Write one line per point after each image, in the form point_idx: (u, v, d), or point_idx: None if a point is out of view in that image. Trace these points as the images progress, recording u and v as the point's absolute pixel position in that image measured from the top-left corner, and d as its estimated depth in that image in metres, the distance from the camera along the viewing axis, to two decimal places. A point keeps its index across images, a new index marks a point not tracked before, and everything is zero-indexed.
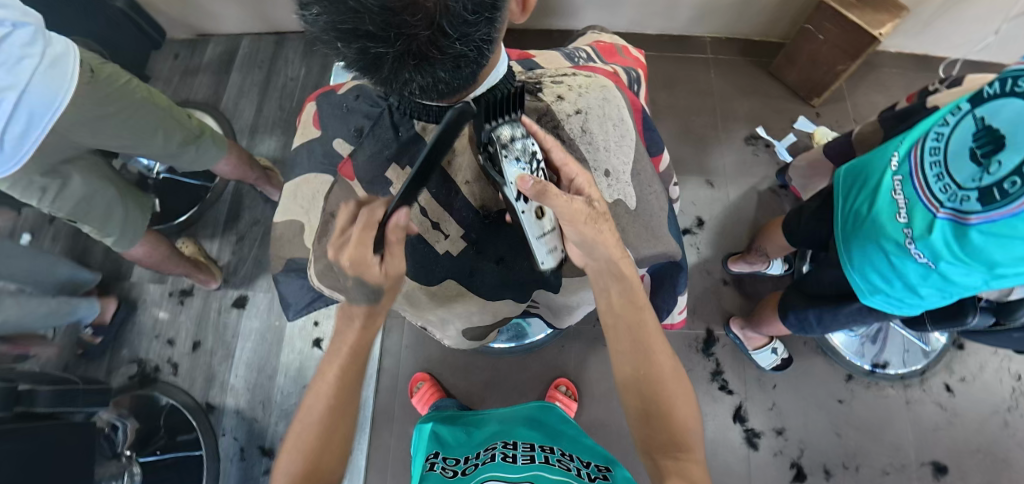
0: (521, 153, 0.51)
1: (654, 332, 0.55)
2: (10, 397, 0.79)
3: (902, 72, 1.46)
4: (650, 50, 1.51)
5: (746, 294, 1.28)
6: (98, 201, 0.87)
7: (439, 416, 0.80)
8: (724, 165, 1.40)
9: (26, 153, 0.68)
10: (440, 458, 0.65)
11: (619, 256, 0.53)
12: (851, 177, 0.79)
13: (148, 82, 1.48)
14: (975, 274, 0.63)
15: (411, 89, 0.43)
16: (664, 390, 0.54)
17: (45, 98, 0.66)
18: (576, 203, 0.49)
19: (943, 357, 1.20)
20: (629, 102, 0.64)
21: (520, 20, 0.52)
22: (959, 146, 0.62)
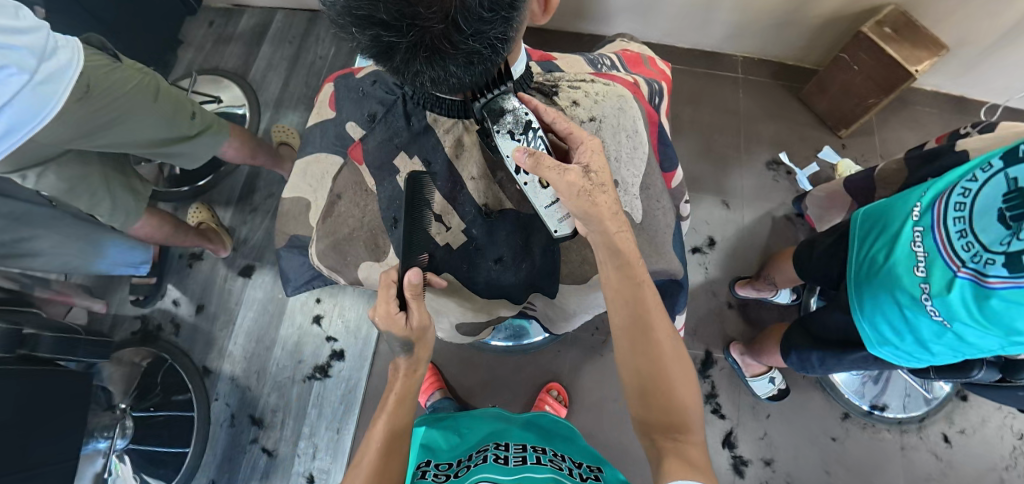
0: (514, 124, 0.51)
1: (657, 309, 0.55)
2: (15, 339, 0.81)
3: (937, 112, 1.42)
4: (679, 64, 1.49)
5: (750, 320, 1.26)
6: (84, 188, 0.87)
7: (428, 418, 0.77)
8: (742, 187, 1.38)
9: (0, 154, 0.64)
10: (430, 461, 0.63)
11: (615, 231, 0.53)
12: (868, 219, 0.76)
13: (180, 47, 1.51)
14: (993, 336, 0.62)
15: (420, 81, 0.43)
16: (663, 370, 0.54)
17: (28, 111, 0.63)
18: (571, 174, 0.50)
19: (945, 407, 1.17)
20: (645, 115, 0.63)
21: (541, 20, 0.52)
22: (985, 205, 0.60)
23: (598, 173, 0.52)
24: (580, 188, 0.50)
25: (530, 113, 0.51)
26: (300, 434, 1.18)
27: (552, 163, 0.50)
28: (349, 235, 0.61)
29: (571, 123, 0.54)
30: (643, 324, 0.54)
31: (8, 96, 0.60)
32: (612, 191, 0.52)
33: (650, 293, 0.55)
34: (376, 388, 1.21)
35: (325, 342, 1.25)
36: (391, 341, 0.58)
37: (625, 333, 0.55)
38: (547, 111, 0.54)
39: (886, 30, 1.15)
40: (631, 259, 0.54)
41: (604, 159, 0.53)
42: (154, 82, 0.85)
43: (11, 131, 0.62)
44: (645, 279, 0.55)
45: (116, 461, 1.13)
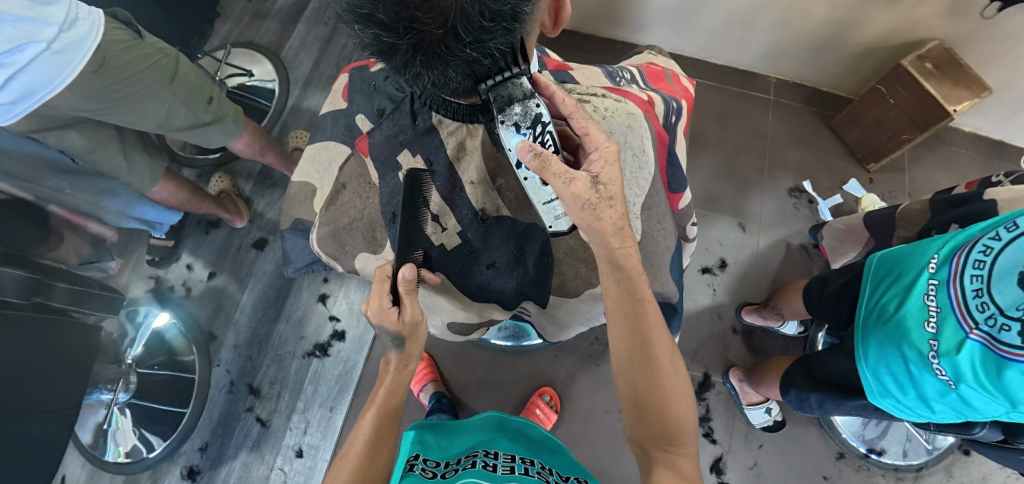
0: (521, 117, 0.49)
1: (660, 326, 0.55)
2: (30, 285, 0.85)
3: (974, 154, 1.36)
4: (710, 80, 1.46)
5: (753, 348, 1.24)
6: (103, 155, 0.92)
7: (420, 422, 0.76)
8: (761, 211, 1.35)
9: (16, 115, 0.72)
10: (418, 456, 0.63)
11: (618, 246, 0.52)
12: (883, 266, 0.74)
13: (219, 18, 1.54)
14: (998, 404, 0.60)
15: (424, 83, 0.44)
16: (660, 385, 0.53)
17: (43, 79, 0.68)
18: (579, 183, 0.49)
19: (946, 458, 1.13)
20: (654, 133, 0.62)
21: (550, 31, 0.52)
22: (1006, 268, 0.57)
23: (607, 184, 0.51)
24: (586, 200, 0.50)
25: (542, 105, 0.49)
26: (294, 409, 1.21)
27: (561, 168, 0.49)
28: (352, 224, 0.62)
29: (586, 122, 0.52)
30: (643, 340, 0.54)
31: (21, 64, 0.65)
32: (619, 205, 0.52)
33: (653, 308, 0.55)
34: (372, 372, 1.23)
35: (328, 322, 1.27)
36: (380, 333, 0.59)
37: (624, 348, 0.55)
38: (564, 101, 0.52)
39: (928, 65, 1.12)
40: (634, 277, 0.54)
41: (616, 172, 0.52)
42: (174, 63, 0.87)
43: (26, 95, 0.69)
44: (648, 297, 0.54)
45: (118, 413, 1.18)
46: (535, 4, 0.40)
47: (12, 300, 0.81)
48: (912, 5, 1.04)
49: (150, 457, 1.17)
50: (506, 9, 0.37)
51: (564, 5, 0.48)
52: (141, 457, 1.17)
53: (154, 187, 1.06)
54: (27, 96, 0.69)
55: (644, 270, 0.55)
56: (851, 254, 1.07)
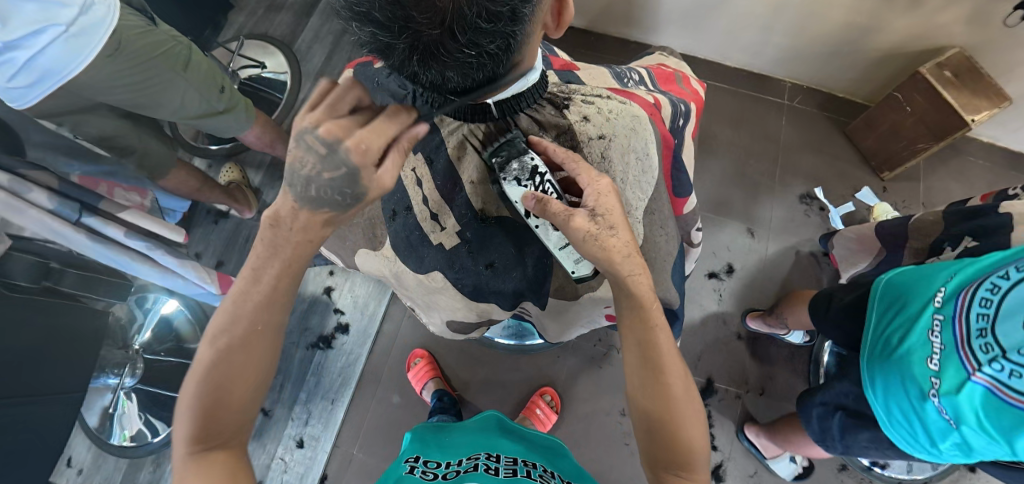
0: (520, 171, 0.52)
1: (674, 352, 0.52)
2: (41, 270, 0.85)
3: (990, 166, 1.33)
4: (724, 83, 1.44)
5: (758, 354, 1.22)
6: (120, 140, 0.94)
7: (423, 426, 0.78)
8: (771, 217, 1.34)
9: (35, 97, 0.73)
10: (418, 460, 0.64)
11: (625, 273, 0.51)
12: (889, 289, 0.72)
13: (234, 10, 1.55)
14: (998, 448, 0.58)
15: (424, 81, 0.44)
16: (674, 413, 0.50)
17: (60, 63, 0.70)
18: (578, 219, 0.49)
19: (951, 474, 1.11)
20: (660, 138, 0.61)
21: (554, 33, 0.52)
22: (1015, 305, 0.55)
23: (605, 216, 0.50)
24: (587, 233, 0.50)
25: (536, 158, 0.52)
26: (295, 400, 1.21)
27: (560, 209, 0.50)
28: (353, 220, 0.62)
29: (579, 163, 0.52)
30: (656, 367, 0.51)
31: (39, 46, 0.67)
32: (622, 233, 0.50)
33: (668, 336, 0.52)
34: (374, 366, 1.24)
35: (332, 314, 1.27)
36: (322, 175, 0.44)
37: (636, 373, 0.52)
38: (559, 150, 0.53)
39: (946, 73, 1.10)
40: (641, 293, 0.51)
41: (612, 201, 0.51)
42: (187, 49, 0.88)
43: (46, 78, 0.71)
44: (661, 325, 0.52)
45: (124, 398, 1.20)
46: (535, 5, 0.40)
47: (21, 284, 0.83)
48: (935, 10, 1.02)
49: (156, 441, 1.19)
50: (504, 10, 0.38)
51: (567, 7, 0.47)
52: (146, 441, 1.19)
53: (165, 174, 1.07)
54: (42, 82, 0.72)
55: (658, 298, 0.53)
56: (862, 264, 1.05)
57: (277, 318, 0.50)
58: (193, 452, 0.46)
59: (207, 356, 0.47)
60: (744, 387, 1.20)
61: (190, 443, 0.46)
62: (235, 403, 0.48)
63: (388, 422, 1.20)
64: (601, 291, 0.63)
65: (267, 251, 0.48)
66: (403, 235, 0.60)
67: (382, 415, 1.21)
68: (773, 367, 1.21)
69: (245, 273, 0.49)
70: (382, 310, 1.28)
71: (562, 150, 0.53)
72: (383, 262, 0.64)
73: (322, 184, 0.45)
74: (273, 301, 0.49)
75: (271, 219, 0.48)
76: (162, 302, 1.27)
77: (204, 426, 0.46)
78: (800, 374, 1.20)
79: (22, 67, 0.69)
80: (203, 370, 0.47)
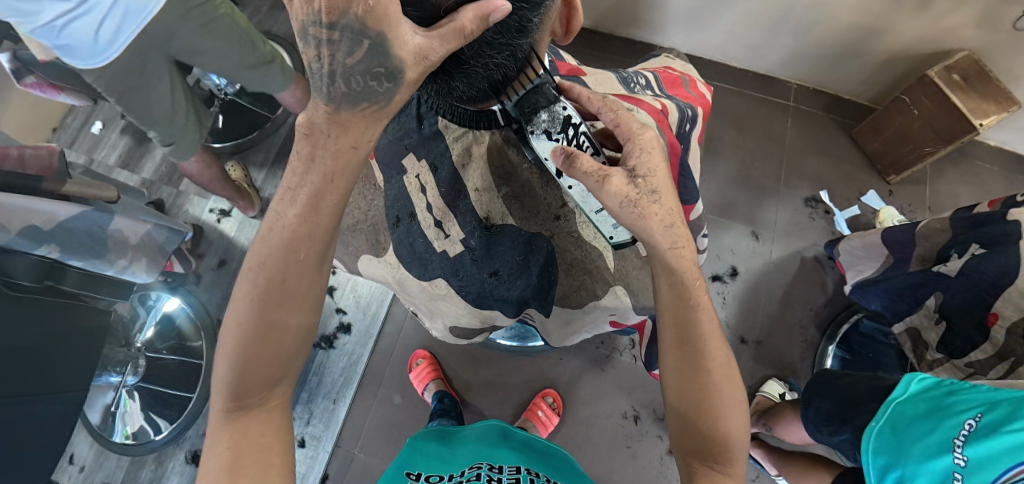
0: (550, 123, 0.48)
1: (717, 335, 0.51)
2: (43, 270, 0.86)
3: (999, 170, 1.32)
4: (730, 84, 1.43)
5: (762, 359, 1.22)
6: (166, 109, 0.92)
7: (423, 434, 0.77)
8: (776, 220, 1.33)
9: (118, 44, 0.75)
10: (420, 475, 0.63)
11: (668, 245, 0.50)
12: (883, 443, 0.64)
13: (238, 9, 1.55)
14: None
15: (438, 75, 0.45)
16: (709, 397, 0.49)
17: (140, 4, 0.72)
18: (615, 180, 0.47)
19: None
20: (667, 145, 0.60)
21: (563, 38, 0.51)
22: None
23: (647, 178, 0.49)
24: (625, 197, 0.47)
25: (568, 107, 0.47)
26: (297, 399, 1.21)
27: (593, 167, 0.46)
28: (356, 225, 0.63)
29: (617, 113, 0.51)
30: (694, 347, 0.50)
31: None
32: (664, 198, 0.49)
33: (710, 317, 0.51)
34: (376, 366, 1.24)
35: (334, 314, 1.27)
36: (345, 60, 0.38)
37: (670, 353, 0.52)
38: (593, 98, 0.52)
39: (954, 77, 1.09)
40: (686, 279, 0.51)
41: (655, 159, 0.49)
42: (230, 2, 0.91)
43: (125, 23, 0.73)
44: (704, 305, 0.52)
45: (126, 396, 1.21)
46: (543, 14, 0.40)
47: (24, 284, 0.83)
48: (943, 13, 1.01)
49: (156, 439, 1.18)
50: (511, 22, 0.38)
51: (577, 16, 0.47)
52: (148, 440, 1.19)
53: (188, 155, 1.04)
54: (123, 29, 0.73)
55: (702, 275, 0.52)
56: (869, 270, 1.03)
57: (310, 278, 0.47)
58: (231, 418, 0.47)
59: (234, 327, 0.47)
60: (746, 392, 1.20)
61: (226, 409, 0.47)
62: (276, 359, 0.47)
63: (390, 423, 1.20)
64: (608, 301, 0.60)
65: (289, 196, 0.45)
66: (407, 242, 0.60)
67: (384, 415, 1.21)
68: (776, 371, 1.21)
69: (260, 233, 0.46)
70: (384, 310, 1.28)
71: (598, 99, 0.52)
72: (386, 269, 0.63)
73: (351, 74, 0.39)
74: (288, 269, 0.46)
75: (305, 127, 0.43)
76: (164, 300, 1.27)
77: (236, 394, 0.46)
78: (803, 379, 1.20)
79: (107, 14, 0.70)
80: (230, 339, 0.47)
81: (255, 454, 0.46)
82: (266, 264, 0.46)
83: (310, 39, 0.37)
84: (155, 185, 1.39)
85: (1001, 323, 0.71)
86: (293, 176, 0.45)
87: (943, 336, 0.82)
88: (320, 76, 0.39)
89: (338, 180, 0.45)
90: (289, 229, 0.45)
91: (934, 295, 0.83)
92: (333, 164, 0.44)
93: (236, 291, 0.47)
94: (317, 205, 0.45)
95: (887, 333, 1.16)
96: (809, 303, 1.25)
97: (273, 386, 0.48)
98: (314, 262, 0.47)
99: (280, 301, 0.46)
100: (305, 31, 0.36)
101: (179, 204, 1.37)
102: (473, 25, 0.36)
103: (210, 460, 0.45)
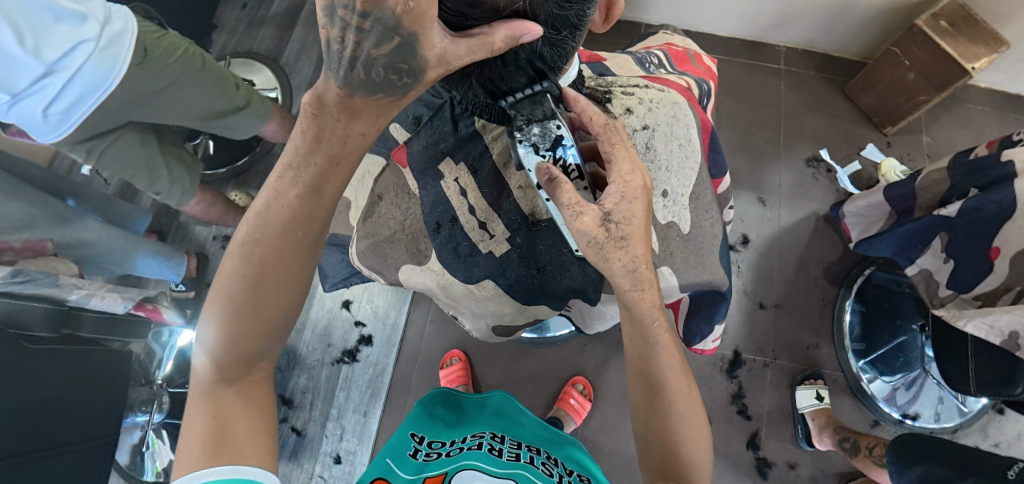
0: (539, 138, 0.48)
1: (681, 375, 0.52)
2: (60, 319, 0.89)
3: (990, 110, 1.34)
4: (720, 54, 1.43)
5: (784, 322, 1.23)
6: (139, 167, 0.90)
7: (439, 391, 0.82)
8: (780, 183, 1.34)
9: (74, 124, 0.74)
10: (423, 438, 0.67)
11: (628, 288, 0.49)
12: None
13: (215, 31, 1.51)
14: None
15: (488, 77, 0.44)
16: (669, 427, 0.52)
17: (97, 78, 0.70)
18: (586, 219, 0.47)
19: (980, 418, 1.13)
20: (699, 122, 0.60)
21: (599, 29, 0.50)
22: None
23: (620, 223, 0.48)
24: (593, 237, 0.48)
25: (561, 128, 0.47)
26: (327, 416, 1.21)
27: (571, 199, 0.47)
28: (393, 235, 0.60)
29: (614, 146, 0.48)
30: (656, 383, 0.52)
31: (74, 67, 0.67)
32: (633, 246, 0.48)
33: (670, 352, 0.52)
34: (404, 373, 1.24)
35: (354, 327, 1.26)
36: (370, 50, 0.35)
37: (637, 384, 0.53)
38: (597, 120, 0.48)
39: (942, 24, 1.09)
40: (648, 321, 0.51)
41: (633, 209, 0.48)
42: (199, 56, 0.87)
43: (84, 99, 0.71)
44: (663, 342, 0.51)
45: (154, 437, 1.19)
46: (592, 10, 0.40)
47: (41, 335, 0.85)
48: None
49: None
50: (567, 14, 0.38)
51: (617, 3, 0.46)
52: None
53: (187, 199, 1.03)
54: (81, 104, 0.72)
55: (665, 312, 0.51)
56: (874, 229, 1.05)
57: (303, 263, 0.47)
58: (211, 393, 0.45)
59: (224, 301, 0.45)
60: (771, 355, 1.21)
61: (210, 382, 0.45)
62: (265, 339, 0.47)
63: None
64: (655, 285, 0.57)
65: (290, 176, 0.44)
66: (450, 247, 0.59)
67: None
68: (800, 332, 1.22)
69: (257, 209, 0.45)
70: (404, 318, 1.28)
71: (601, 123, 0.48)
72: (429, 277, 0.61)
73: (373, 64, 0.36)
74: (298, 249, 0.46)
75: (313, 105, 0.41)
76: (177, 335, 1.26)
77: (220, 368, 0.45)
78: (825, 336, 1.22)
79: (62, 92, 0.69)
80: (216, 313, 0.45)
81: (238, 428, 0.45)
82: (261, 243, 0.44)
83: (337, 21, 0.33)
84: (156, 219, 1.37)
85: (1002, 256, 0.72)
86: (295, 154, 0.43)
87: (952, 274, 0.82)
88: (339, 60, 0.36)
89: (343, 163, 0.44)
90: (289, 209, 0.44)
91: (939, 236, 0.84)
92: (340, 147, 0.43)
93: (224, 268, 0.45)
94: (320, 188, 0.44)
95: (899, 281, 1.17)
96: (823, 263, 1.27)
97: (256, 362, 0.48)
98: (326, 215, 0.46)
99: (272, 285, 0.45)
100: (333, 11, 0.33)
101: (182, 235, 1.36)
102: (503, 43, 0.36)
103: (191, 429, 0.44)
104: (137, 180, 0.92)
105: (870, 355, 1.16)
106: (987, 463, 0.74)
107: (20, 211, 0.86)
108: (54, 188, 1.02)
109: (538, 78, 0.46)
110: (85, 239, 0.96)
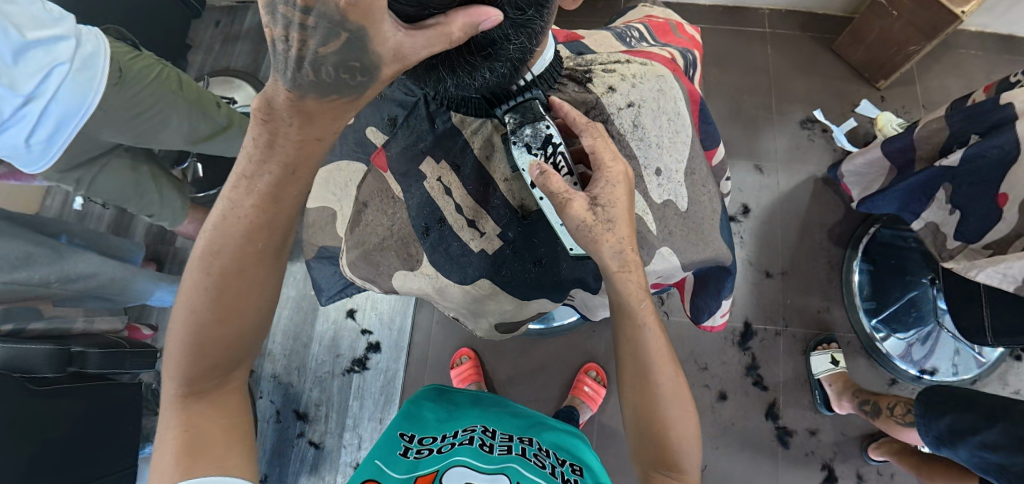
0: (531, 138, 0.50)
1: (664, 359, 0.51)
2: (64, 358, 0.87)
3: (983, 55, 1.31)
4: (703, 24, 1.40)
5: (792, 289, 1.22)
6: (131, 191, 0.90)
7: (432, 388, 0.80)
8: (775, 148, 1.31)
9: (56, 152, 0.72)
10: (413, 436, 0.65)
11: (616, 268, 0.48)
12: None
13: (190, 51, 1.48)
14: None
15: (457, 67, 0.43)
16: (656, 414, 0.51)
17: (73, 104, 0.68)
18: (576, 205, 0.47)
19: (998, 367, 1.12)
20: (687, 93, 0.59)
21: (570, 6, 0.48)
22: None
23: (607, 207, 0.48)
24: (582, 222, 0.47)
25: (551, 127, 0.49)
26: (343, 426, 1.20)
27: (560, 188, 0.48)
28: (383, 242, 0.59)
29: (597, 139, 0.49)
30: (644, 368, 0.51)
31: (51, 92, 0.65)
32: (620, 229, 0.48)
33: (657, 336, 0.51)
34: (415, 377, 1.24)
35: (361, 336, 1.25)
36: (318, 48, 0.33)
37: (627, 370, 0.52)
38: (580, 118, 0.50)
39: None
40: (632, 303, 0.49)
41: (618, 192, 0.48)
42: (176, 75, 0.86)
43: (60, 128, 0.69)
44: (650, 324, 0.51)
45: None
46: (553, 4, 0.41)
47: (48, 377, 0.84)
48: None
49: None
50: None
51: None
52: None
53: (180, 220, 1.02)
54: (59, 133, 0.70)
55: (651, 297, 0.50)
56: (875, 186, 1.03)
57: (266, 272, 0.45)
58: (182, 406, 0.44)
59: (187, 314, 0.43)
60: (782, 323, 1.20)
61: (181, 396, 0.44)
62: (238, 347, 0.46)
63: None
64: (658, 265, 0.56)
65: (244, 185, 0.42)
66: (441, 248, 0.58)
67: None
68: (809, 297, 1.21)
69: (214, 220, 0.42)
70: (411, 321, 1.27)
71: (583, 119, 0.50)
72: (424, 281, 0.60)
73: (322, 63, 0.34)
74: (264, 258, 0.44)
75: (263, 110, 0.38)
76: None
77: (191, 381, 0.44)
78: (835, 298, 1.20)
79: (39, 122, 0.67)
80: (182, 327, 0.44)
81: (214, 437, 0.44)
82: (221, 254, 0.43)
83: (279, 18, 0.31)
84: (151, 248, 1.36)
85: (1011, 202, 0.70)
86: (248, 162, 0.41)
87: (959, 224, 0.81)
88: (286, 60, 0.34)
89: (300, 170, 0.42)
90: (247, 221, 0.42)
91: (944, 187, 0.82)
92: (296, 153, 0.40)
93: (184, 280, 0.44)
94: (277, 197, 0.42)
95: (906, 237, 1.15)
96: (826, 225, 1.25)
97: (229, 371, 0.47)
98: (285, 222, 0.44)
99: (238, 297, 0.44)
100: (274, 9, 0.30)
101: (180, 261, 1.35)
102: (463, 31, 0.35)
103: (164, 447, 0.42)
104: (129, 205, 0.92)
105: (882, 313, 1.15)
106: (1016, 407, 0.73)
107: (18, 249, 0.81)
108: (51, 228, 0.97)
109: (508, 66, 0.45)
110: (83, 272, 0.92)
